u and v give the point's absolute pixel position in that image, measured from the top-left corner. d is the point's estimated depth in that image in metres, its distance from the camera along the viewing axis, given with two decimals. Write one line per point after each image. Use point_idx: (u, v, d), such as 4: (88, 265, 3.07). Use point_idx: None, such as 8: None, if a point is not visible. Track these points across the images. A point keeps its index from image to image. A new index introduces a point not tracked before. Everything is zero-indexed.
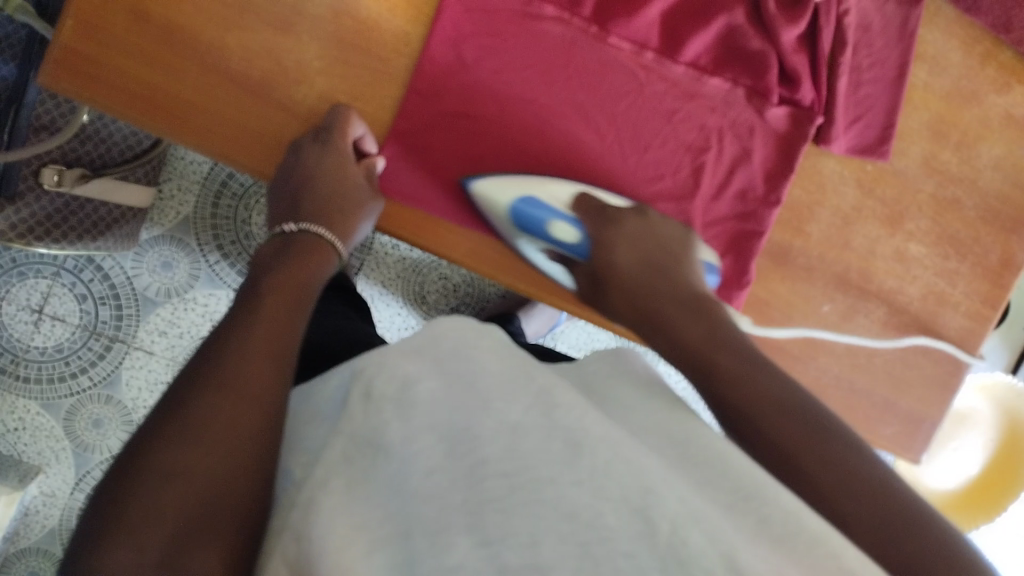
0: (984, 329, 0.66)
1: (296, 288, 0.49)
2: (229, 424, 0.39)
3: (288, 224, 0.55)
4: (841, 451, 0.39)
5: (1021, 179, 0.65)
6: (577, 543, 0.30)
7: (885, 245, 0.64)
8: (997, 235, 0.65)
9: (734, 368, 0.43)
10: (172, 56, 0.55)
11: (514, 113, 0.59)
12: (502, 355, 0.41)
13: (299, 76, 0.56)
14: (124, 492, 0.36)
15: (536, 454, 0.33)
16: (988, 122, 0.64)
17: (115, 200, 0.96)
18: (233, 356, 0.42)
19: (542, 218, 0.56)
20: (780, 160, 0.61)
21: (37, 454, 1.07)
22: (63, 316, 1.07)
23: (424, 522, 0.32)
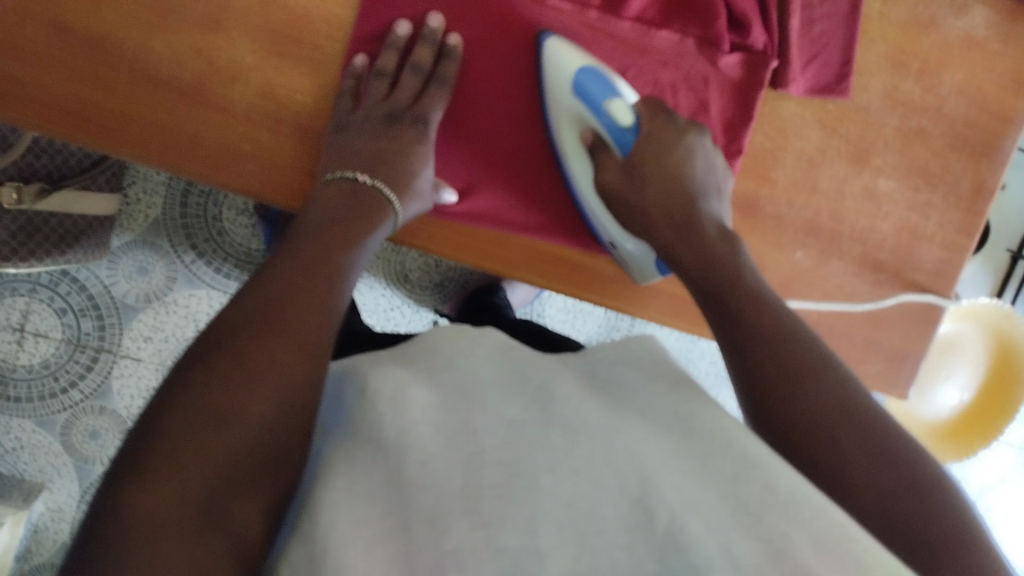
0: (962, 259, 0.65)
1: (336, 240, 0.48)
2: (281, 375, 0.38)
3: (361, 176, 0.54)
4: (836, 388, 0.39)
5: (988, 102, 0.63)
6: (576, 533, 0.31)
7: (853, 184, 0.63)
8: (968, 161, 0.64)
9: (747, 307, 0.44)
10: (100, 67, 0.53)
11: (469, 85, 0.58)
12: (496, 359, 0.43)
13: (231, 73, 0.54)
14: (167, 422, 0.35)
15: (535, 444, 0.34)
16: (950, 48, 0.62)
17: (78, 211, 0.94)
18: (279, 303, 0.41)
19: (602, 92, 0.54)
20: (738, 108, 0.60)
21: (39, 471, 1.08)
22: (45, 332, 1.07)
23: (421, 508, 0.33)
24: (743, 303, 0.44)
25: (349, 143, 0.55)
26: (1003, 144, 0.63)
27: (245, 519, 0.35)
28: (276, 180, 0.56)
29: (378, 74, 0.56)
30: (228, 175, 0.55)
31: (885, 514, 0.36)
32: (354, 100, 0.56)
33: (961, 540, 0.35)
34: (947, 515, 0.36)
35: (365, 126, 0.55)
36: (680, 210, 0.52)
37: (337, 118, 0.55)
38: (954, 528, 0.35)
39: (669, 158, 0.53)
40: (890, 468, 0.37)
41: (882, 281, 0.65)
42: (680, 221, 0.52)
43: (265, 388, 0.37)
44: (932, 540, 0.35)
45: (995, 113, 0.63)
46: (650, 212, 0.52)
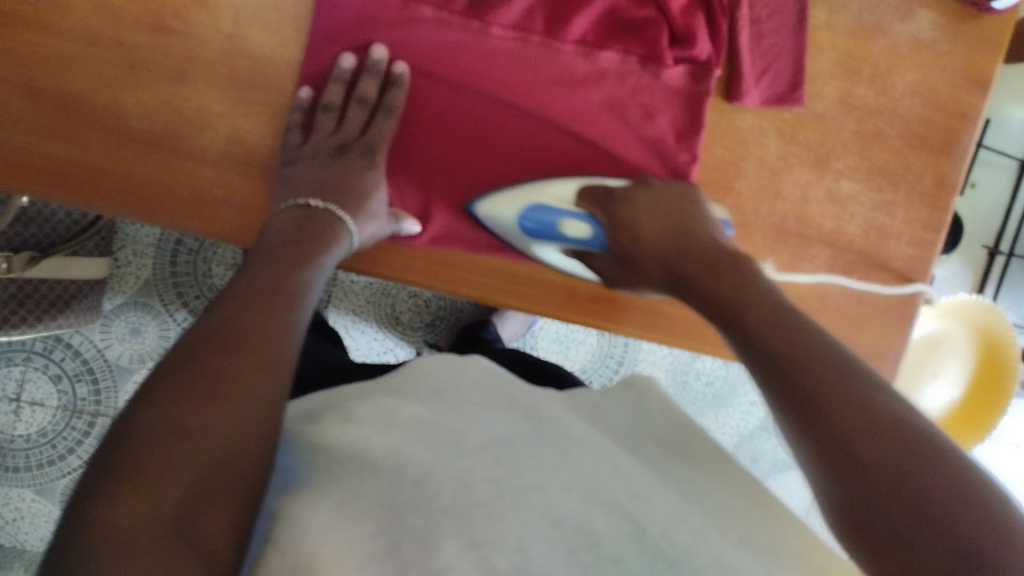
0: (930, 254, 0.66)
1: (293, 264, 0.50)
2: (238, 390, 0.39)
3: (315, 201, 0.56)
4: (819, 357, 0.40)
5: (941, 101, 0.64)
6: (566, 549, 0.33)
7: (817, 189, 0.64)
8: (927, 159, 0.65)
9: (749, 313, 0.45)
10: (73, 125, 0.55)
11: (421, 112, 0.60)
12: (482, 386, 0.44)
13: (201, 123, 0.56)
14: (136, 429, 0.36)
15: (526, 461, 0.37)
16: (898, 51, 0.63)
17: (69, 275, 0.96)
18: (242, 321, 0.43)
19: (552, 222, 0.58)
20: (689, 115, 0.61)
21: (40, 541, 1.09)
22: (41, 400, 1.07)
23: (413, 530, 0.34)
24: (743, 308, 0.46)
25: (298, 174, 0.56)
26: (959, 140, 0.65)
27: (217, 525, 0.36)
28: (247, 222, 0.58)
29: (325, 107, 0.58)
30: (204, 221, 0.57)
31: (904, 473, 0.34)
32: (302, 133, 0.58)
33: (968, 492, 0.33)
34: (954, 473, 0.34)
35: (315, 160, 0.57)
36: (673, 256, 0.54)
37: (285, 151, 0.57)
38: (960, 483, 0.33)
39: (643, 224, 0.56)
40: (902, 434, 0.35)
41: (855, 282, 0.66)
42: (674, 260, 0.54)
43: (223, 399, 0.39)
44: (944, 499, 0.33)
45: (948, 111, 0.65)
46: (649, 269, 0.55)
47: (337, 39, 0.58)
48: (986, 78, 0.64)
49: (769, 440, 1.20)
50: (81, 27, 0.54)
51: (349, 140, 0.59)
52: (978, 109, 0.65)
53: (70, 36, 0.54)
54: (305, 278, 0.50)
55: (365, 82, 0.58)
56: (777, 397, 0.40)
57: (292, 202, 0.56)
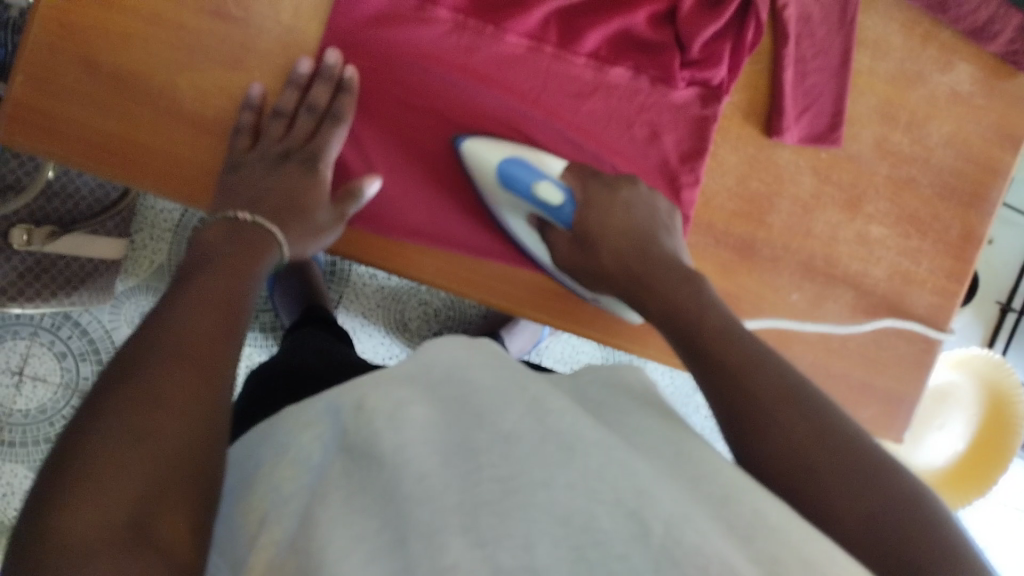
0: (953, 304, 0.67)
1: (240, 267, 0.50)
2: (180, 398, 0.39)
3: (242, 214, 0.54)
4: (765, 374, 0.42)
5: (973, 154, 0.65)
6: (571, 547, 0.31)
7: (846, 230, 0.65)
8: (956, 209, 0.66)
9: (714, 326, 0.46)
10: (123, 101, 0.55)
11: (421, 111, 0.59)
12: (495, 372, 0.42)
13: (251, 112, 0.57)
14: (83, 444, 0.36)
15: (532, 456, 0.35)
16: (935, 102, 0.65)
17: (88, 253, 0.96)
18: (177, 323, 0.43)
19: (526, 179, 0.56)
20: (693, 140, 0.61)
21: None
22: (43, 376, 1.07)
23: (418, 526, 0.33)
24: (700, 314, 0.47)
25: (244, 181, 0.56)
26: (989, 194, 0.66)
27: (173, 527, 0.36)
28: None
29: (275, 113, 0.57)
30: None
31: (872, 523, 0.36)
32: (252, 137, 0.57)
33: (932, 547, 0.36)
34: (925, 522, 0.36)
35: (256, 165, 0.56)
36: (634, 261, 0.54)
37: (232, 157, 0.56)
38: (927, 536, 0.36)
39: (614, 215, 0.56)
40: (875, 483, 0.37)
41: (876, 326, 0.67)
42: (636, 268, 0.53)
43: (171, 406, 0.39)
44: (904, 549, 0.36)
45: (980, 165, 0.66)
46: (608, 264, 0.55)
47: (374, 26, 0.57)
48: (1019, 135, 0.66)
49: None
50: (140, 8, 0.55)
51: (294, 150, 0.57)
52: (1009, 166, 0.66)
53: (132, 14, 0.55)
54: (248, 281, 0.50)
55: (316, 88, 0.57)
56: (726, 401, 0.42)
57: (223, 216, 0.54)
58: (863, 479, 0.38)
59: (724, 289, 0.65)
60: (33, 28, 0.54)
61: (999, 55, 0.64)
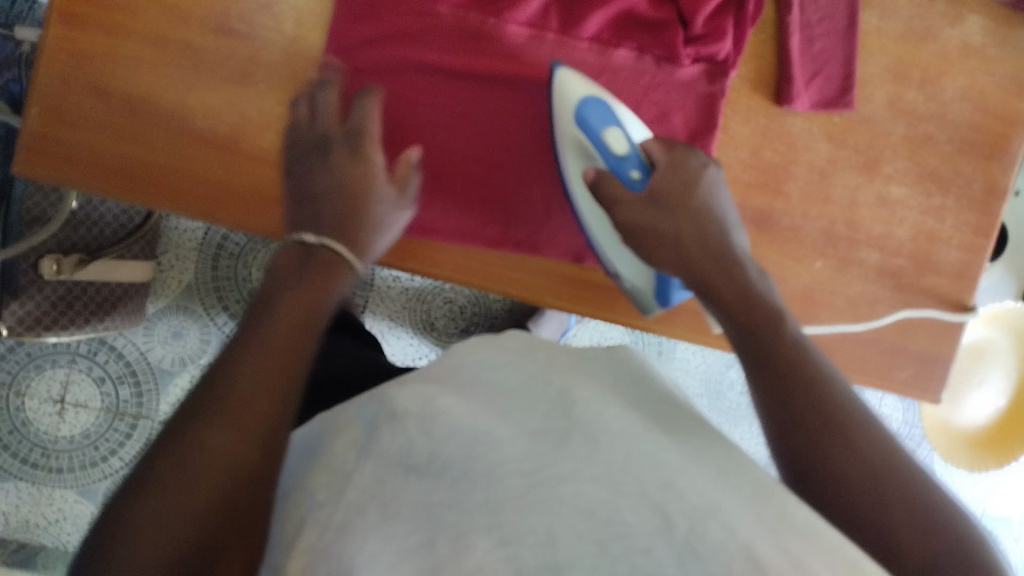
0: (980, 259, 0.66)
1: (312, 296, 0.47)
2: (222, 463, 0.38)
3: (309, 237, 0.51)
4: (816, 380, 0.43)
5: (991, 106, 0.64)
6: (594, 540, 0.31)
7: (865, 193, 0.64)
8: (977, 163, 0.65)
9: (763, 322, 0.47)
10: (137, 126, 0.56)
11: (427, 110, 0.59)
12: (521, 369, 0.43)
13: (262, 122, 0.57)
14: (122, 515, 0.37)
15: (559, 451, 0.35)
16: (947, 56, 0.64)
17: (116, 279, 0.98)
18: (236, 373, 0.41)
19: (598, 125, 0.54)
20: (703, 116, 0.61)
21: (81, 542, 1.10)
22: (84, 402, 1.10)
23: (447, 528, 0.34)
24: (746, 313, 0.48)
25: (309, 175, 0.54)
26: (1010, 146, 0.65)
27: None
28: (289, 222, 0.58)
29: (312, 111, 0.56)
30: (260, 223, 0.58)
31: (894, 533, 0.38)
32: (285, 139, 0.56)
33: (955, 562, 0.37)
34: (940, 536, 0.38)
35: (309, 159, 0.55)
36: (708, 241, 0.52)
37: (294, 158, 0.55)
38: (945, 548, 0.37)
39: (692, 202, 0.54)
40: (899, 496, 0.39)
41: (904, 286, 0.66)
42: (703, 248, 0.52)
43: (211, 467, 0.38)
44: (929, 554, 0.37)
45: (999, 116, 0.65)
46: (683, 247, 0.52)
47: (376, 27, 0.57)
48: None
49: None
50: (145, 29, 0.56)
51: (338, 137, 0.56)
52: None
53: (139, 39, 0.56)
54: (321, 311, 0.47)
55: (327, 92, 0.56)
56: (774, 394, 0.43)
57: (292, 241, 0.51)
58: (886, 484, 0.39)
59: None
60: (43, 64, 0.55)
61: (1009, 5, 0.63)
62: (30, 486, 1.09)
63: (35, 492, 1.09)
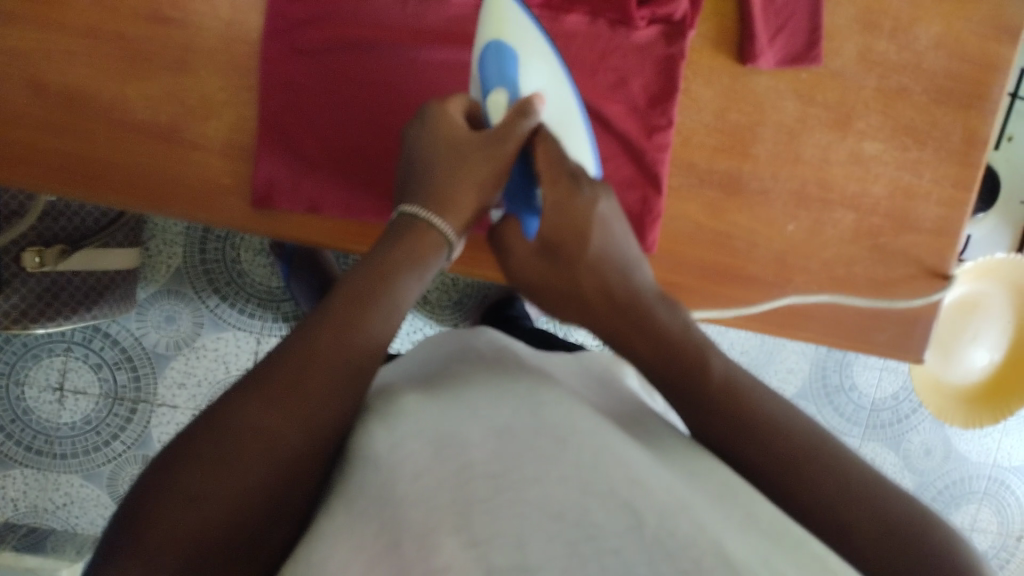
0: (962, 214, 0.63)
1: (376, 277, 0.46)
2: (274, 444, 0.38)
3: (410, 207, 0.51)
4: (751, 397, 0.41)
5: (968, 52, 0.61)
6: (564, 542, 0.29)
7: (838, 151, 0.62)
8: (955, 113, 0.62)
9: (682, 338, 0.44)
10: (75, 120, 0.55)
11: (373, 90, 0.57)
12: (490, 369, 0.43)
13: (202, 112, 0.56)
14: (155, 496, 0.36)
15: (523, 455, 0.34)
16: (921, 2, 0.61)
17: (102, 266, 0.98)
18: (295, 356, 0.41)
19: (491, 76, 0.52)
20: (662, 79, 0.59)
21: (90, 523, 1.12)
22: (83, 389, 1.11)
23: (412, 527, 0.32)
24: (676, 324, 0.45)
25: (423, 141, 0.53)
26: (990, 94, 0.62)
27: None
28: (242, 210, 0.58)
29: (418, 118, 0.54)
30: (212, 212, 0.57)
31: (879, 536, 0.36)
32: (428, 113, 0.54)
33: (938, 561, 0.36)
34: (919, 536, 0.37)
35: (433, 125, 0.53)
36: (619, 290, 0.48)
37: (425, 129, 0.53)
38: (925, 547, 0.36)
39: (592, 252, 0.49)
40: (866, 499, 0.37)
41: (881, 245, 0.63)
42: (619, 302, 0.47)
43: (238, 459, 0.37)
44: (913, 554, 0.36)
45: (977, 63, 0.61)
46: (593, 295, 0.48)
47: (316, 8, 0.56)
48: (1016, 25, 0.61)
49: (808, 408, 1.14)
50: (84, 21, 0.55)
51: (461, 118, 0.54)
52: (1009, 61, 0.62)
53: (69, 30, 0.55)
54: (401, 287, 0.47)
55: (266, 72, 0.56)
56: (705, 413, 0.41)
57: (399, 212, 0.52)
58: (838, 469, 0.38)
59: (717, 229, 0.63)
60: None
61: None
62: (35, 473, 1.11)
63: (42, 479, 1.11)
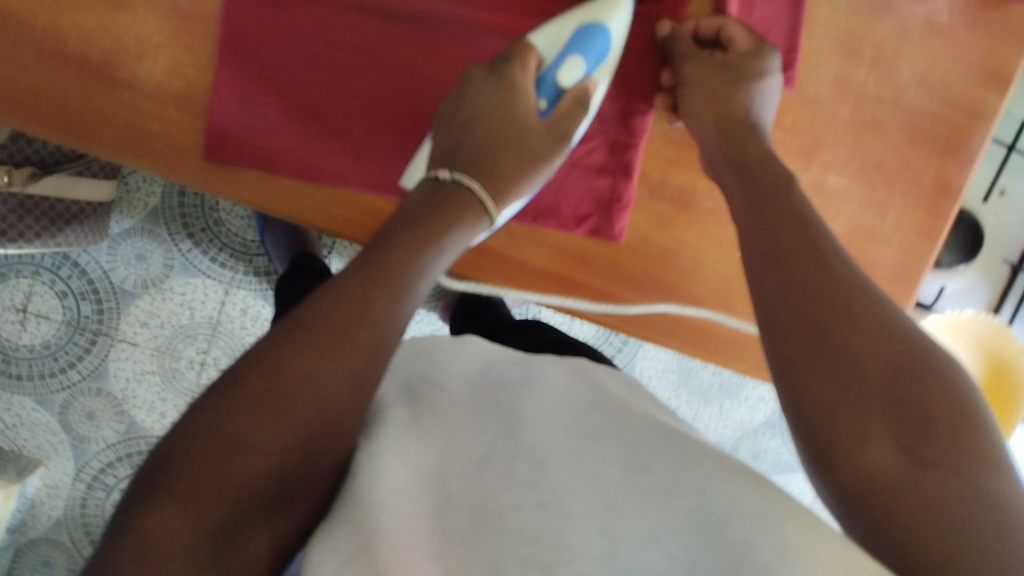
0: (919, 260, 0.69)
1: (404, 250, 0.51)
2: (321, 395, 0.43)
3: (442, 172, 0.59)
4: (867, 325, 0.43)
5: (949, 91, 0.67)
6: (538, 565, 0.39)
7: (800, 178, 0.67)
8: (930, 156, 0.68)
9: (811, 273, 0.46)
10: (17, 48, 0.64)
11: (320, 63, 0.67)
12: (468, 398, 0.53)
13: (138, 50, 0.65)
14: (191, 446, 0.40)
15: (498, 484, 0.44)
16: (908, 37, 0.66)
17: (73, 196, 0.98)
18: (328, 306, 0.46)
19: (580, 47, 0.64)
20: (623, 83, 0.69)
21: (37, 448, 1.15)
22: (46, 313, 1.13)
23: (387, 535, 0.42)
24: (822, 270, 0.46)
25: (458, 110, 0.64)
26: (968, 141, 0.68)
27: (254, 540, 0.41)
28: (169, 149, 0.67)
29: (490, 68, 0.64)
30: (138, 153, 0.66)
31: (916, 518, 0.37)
32: (496, 69, 0.64)
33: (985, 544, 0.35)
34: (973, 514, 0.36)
35: (488, 88, 0.63)
36: (780, 240, 0.50)
37: (483, 91, 0.63)
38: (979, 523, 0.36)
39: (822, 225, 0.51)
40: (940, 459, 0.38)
41: None
42: (780, 245, 0.49)
43: (280, 413, 0.42)
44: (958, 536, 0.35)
45: (954, 105, 0.67)
46: (790, 235, 0.50)
47: None
48: (1005, 72, 0.67)
49: (773, 438, 1.23)
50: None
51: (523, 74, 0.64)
52: (993, 109, 0.68)
53: None
54: (427, 259, 0.52)
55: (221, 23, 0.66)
56: (798, 338, 0.44)
57: (427, 175, 0.60)
58: (925, 429, 0.39)
59: (664, 244, 0.72)
60: None
61: None
62: None
63: None
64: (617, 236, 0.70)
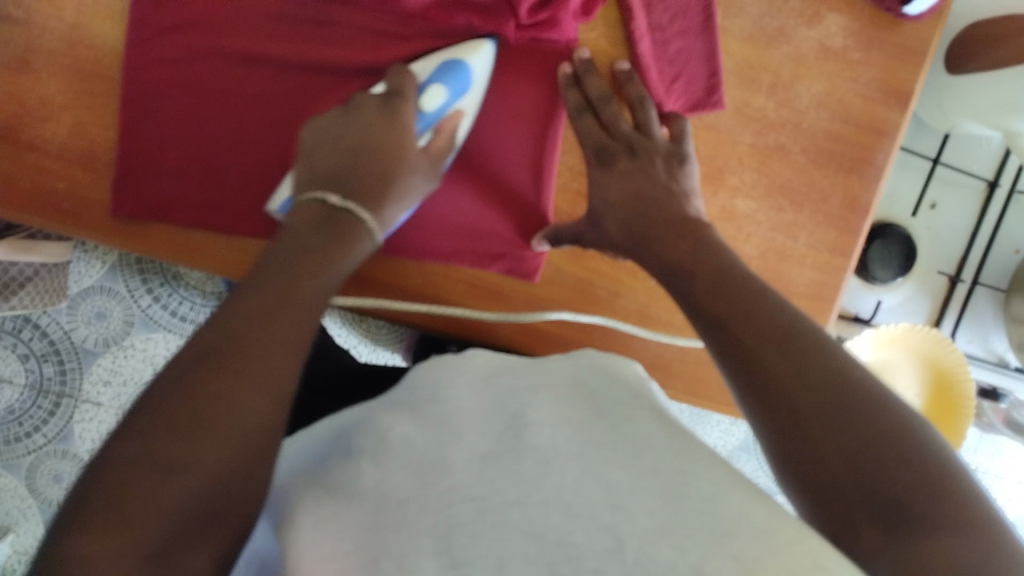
0: (836, 276, 0.73)
1: (285, 280, 0.52)
2: (246, 415, 0.44)
3: (332, 198, 0.60)
4: (768, 316, 0.49)
5: (848, 111, 0.72)
6: (543, 565, 0.37)
7: (710, 204, 0.73)
8: (836, 177, 0.72)
9: (710, 289, 0.54)
10: None
11: (219, 119, 0.70)
12: (479, 396, 0.52)
13: (45, 114, 0.70)
14: (111, 467, 0.39)
15: (506, 481, 0.42)
16: (801, 61, 0.71)
17: (25, 258, 0.95)
18: (229, 330, 0.46)
19: (441, 79, 0.66)
20: (538, 119, 0.71)
21: (6, 514, 1.18)
22: (10, 377, 1.14)
23: (390, 551, 0.40)
24: (739, 283, 0.53)
25: (337, 132, 0.65)
26: (872, 158, 0.72)
27: (194, 560, 0.40)
28: (80, 209, 0.71)
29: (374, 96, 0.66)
30: (52, 213, 0.71)
31: (872, 484, 0.40)
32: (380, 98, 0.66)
33: (945, 491, 0.39)
34: (928, 466, 0.40)
35: (375, 112, 0.65)
36: (696, 256, 0.57)
37: (366, 119, 0.65)
38: (937, 477, 0.40)
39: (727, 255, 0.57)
40: (873, 418, 0.42)
41: None
42: (690, 264, 0.57)
43: (214, 434, 0.42)
44: (909, 492, 0.39)
45: (855, 125, 0.72)
46: (703, 266, 0.56)
47: (167, 36, 0.69)
48: (903, 91, 0.72)
49: (750, 461, 1.36)
50: (29, 38, 0.70)
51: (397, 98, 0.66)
52: (895, 124, 0.72)
53: None
54: (302, 287, 0.52)
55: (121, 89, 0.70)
56: (721, 341, 0.50)
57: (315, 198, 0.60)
58: (868, 398, 0.43)
59: (580, 275, 0.73)
60: None
61: (874, 5, 0.70)
62: None
63: None
64: (532, 275, 0.72)
